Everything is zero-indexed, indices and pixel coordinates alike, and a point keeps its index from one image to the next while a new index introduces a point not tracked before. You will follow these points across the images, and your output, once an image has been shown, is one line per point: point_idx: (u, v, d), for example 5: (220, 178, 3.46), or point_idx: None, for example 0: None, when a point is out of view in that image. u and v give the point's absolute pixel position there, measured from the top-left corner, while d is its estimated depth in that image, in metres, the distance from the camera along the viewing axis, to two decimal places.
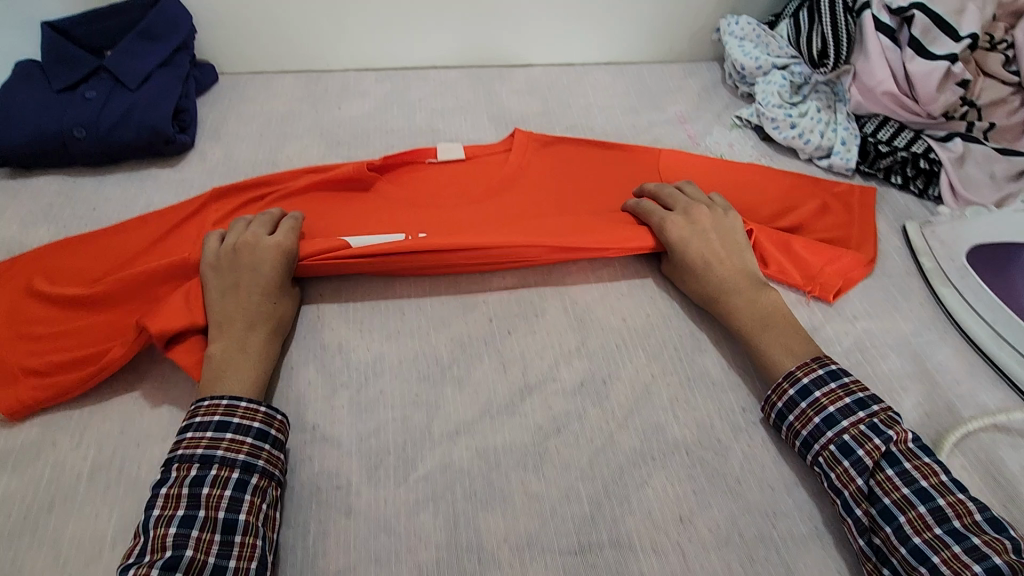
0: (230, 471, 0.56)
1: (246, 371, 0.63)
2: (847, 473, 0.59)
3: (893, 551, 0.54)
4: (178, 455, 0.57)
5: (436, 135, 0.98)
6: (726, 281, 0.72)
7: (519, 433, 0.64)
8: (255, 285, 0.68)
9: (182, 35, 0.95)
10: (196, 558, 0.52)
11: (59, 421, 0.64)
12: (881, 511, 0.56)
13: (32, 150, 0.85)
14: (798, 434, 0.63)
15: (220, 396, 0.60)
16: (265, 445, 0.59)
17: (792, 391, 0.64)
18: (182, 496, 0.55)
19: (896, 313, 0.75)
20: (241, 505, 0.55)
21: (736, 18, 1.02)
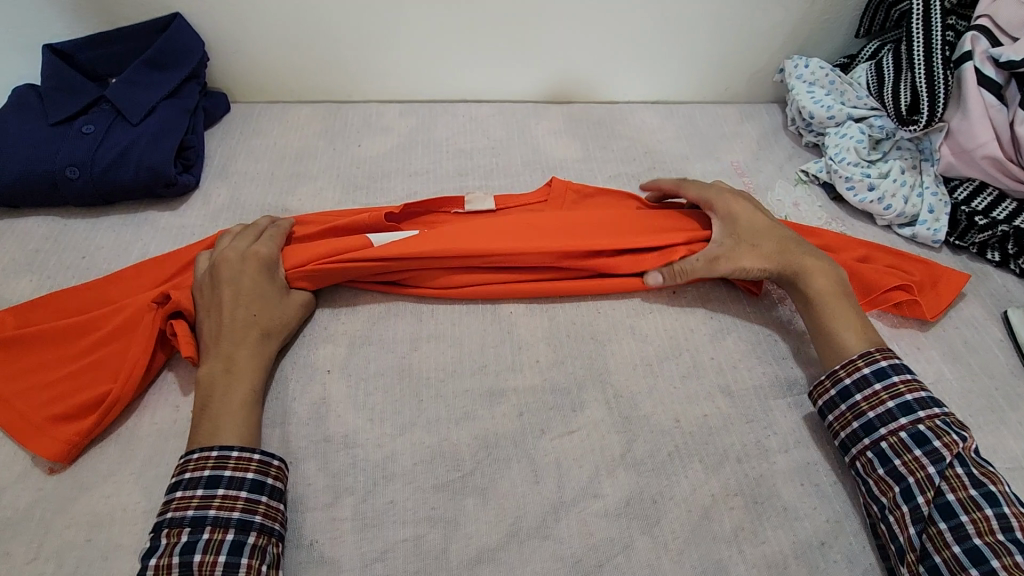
0: (224, 532, 0.51)
1: (243, 385, 0.59)
2: (916, 461, 0.55)
3: (943, 548, 0.52)
4: (167, 518, 0.51)
5: (463, 179, 0.88)
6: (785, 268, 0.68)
7: (554, 565, 0.54)
8: (244, 295, 0.64)
9: (193, 63, 0.87)
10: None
11: (16, 525, 0.55)
12: (942, 506, 0.53)
13: (22, 189, 0.78)
14: (862, 415, 0.59)
15: (211, 446, 0.55)
16: (262, 496, 0.54)
17: (867, 370, 0.60)
18: (172, 567, 0.49)
19: (1004, 428, 0.63)
20: (238, 572, 0.50)
21: (805, 60, 0.91)
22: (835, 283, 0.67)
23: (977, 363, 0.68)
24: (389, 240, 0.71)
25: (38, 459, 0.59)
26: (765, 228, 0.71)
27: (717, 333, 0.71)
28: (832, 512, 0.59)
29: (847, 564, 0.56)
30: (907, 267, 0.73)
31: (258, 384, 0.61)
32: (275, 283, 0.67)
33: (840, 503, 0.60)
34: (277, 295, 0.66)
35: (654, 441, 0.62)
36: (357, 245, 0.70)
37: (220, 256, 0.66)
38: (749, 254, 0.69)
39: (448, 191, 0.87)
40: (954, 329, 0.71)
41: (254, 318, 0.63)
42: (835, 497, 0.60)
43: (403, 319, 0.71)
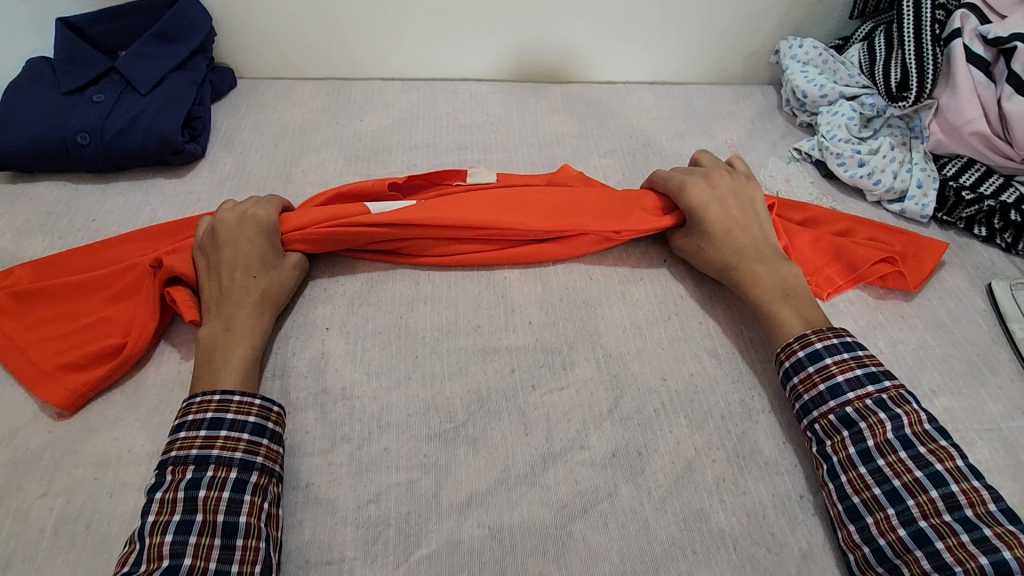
0: (227, 471, 0.53)
1: (241, 341, 0.62)
2: (841, 442, 0.56)
3: (888, 531, 0.52)
4: (171, 456, 0.53)
5: (462, 153, 0.91)
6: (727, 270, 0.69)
7: (540, 510, 0.56)
8: (242, 257, 0.66)
9: (201, 36, 0.89)
10: (196, 566, 0.48)
11: (28, 464, 0.58)
12: (885, 489, 0.53)
13: (36, 155, 0.81)
14: (799, 398, 0.60)
15: (212, 392, 0.57)
16: (263, 439, 0.56)
17: (801, 352, 0.60)
18: (177, 501, 0.51)
19: (983, 392, 0.65)
20: (241, 507, 0.52)
21: (799, 40, 0.93)
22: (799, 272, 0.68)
23: (959, 331, 0.70)
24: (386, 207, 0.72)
25: (43, 409, 0.61)
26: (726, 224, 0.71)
27: (706, 300, 0.73)
28: (812, 467, 0.60)
29: (826, 516, 0.58)
30: (885, 238, 0.75)
31: (257, 341, 0.63)
32: (273, 247, 0.69)
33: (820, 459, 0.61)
34: (274, 260, 0.68)
35: (640, 397, 0.64)
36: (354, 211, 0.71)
37: (218, 218, 0.68)
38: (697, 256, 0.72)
39: (447, 164, 0.89)
40: (938, 299, 0.72)
41: (254, 279, 0.65)
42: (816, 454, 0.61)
43: (401, 282, 0.73)
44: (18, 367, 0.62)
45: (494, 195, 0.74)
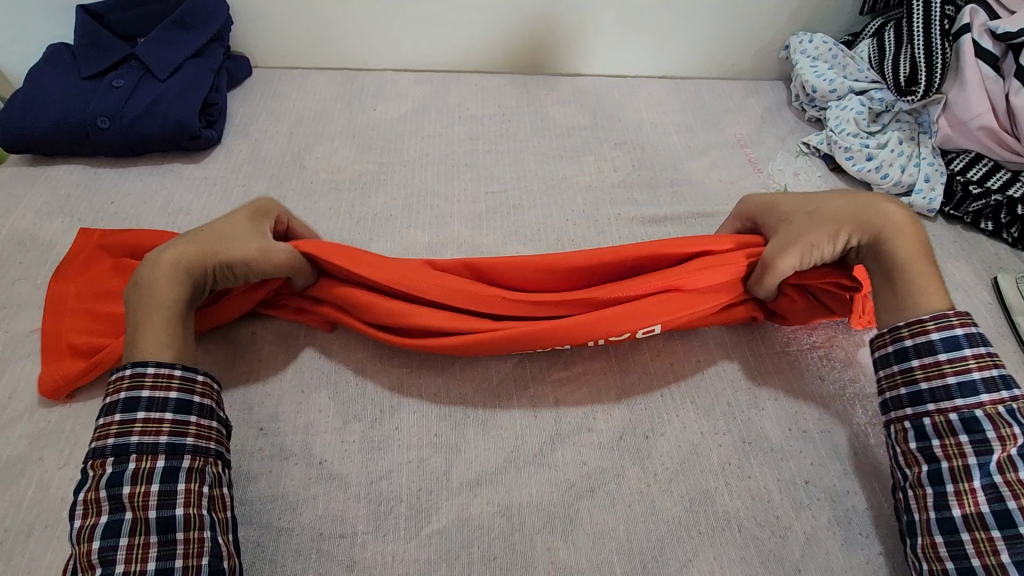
0: (153, 460, 0.51)
1: (160, 288, 0.57)
2: (957, 447, 0.52)
3: (988, 553, 0.49)
4: (91, 450, 0.51)
5: (474, 143, 0.91)
6: (862, 224, 0.60)
7: (548, 489, 0.57)
8: (213, 216, 0.63)
9: (218, 24, 0.90)
10: (134, 568, 0.48)
11: (48, 436, 0.59)
12: (996, 509, 0.49)
13: (56, 139, 0.82)
14: (914, 384, 0.55)
15: (122, 368, 0.54)
16: (190, 417, 0.54)
17: (936, 335, 0.54)
18: (101, 500, 0.49)
19: None
20: (175, 497, 0.51)
21: (809, 35, 0.93)
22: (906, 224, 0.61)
23: None
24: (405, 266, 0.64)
25: None
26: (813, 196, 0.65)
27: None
28: (818, 453, 0.61)
29: (831, 502, 0.58)
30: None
31: (173, 291, 0.57)
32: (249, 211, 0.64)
33: (825, 446, 0.61)
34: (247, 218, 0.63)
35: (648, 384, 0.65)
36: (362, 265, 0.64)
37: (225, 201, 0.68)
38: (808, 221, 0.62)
39: (459, 154, 0.90)
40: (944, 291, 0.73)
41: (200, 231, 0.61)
42: (823, 440, 0.62)
43: None
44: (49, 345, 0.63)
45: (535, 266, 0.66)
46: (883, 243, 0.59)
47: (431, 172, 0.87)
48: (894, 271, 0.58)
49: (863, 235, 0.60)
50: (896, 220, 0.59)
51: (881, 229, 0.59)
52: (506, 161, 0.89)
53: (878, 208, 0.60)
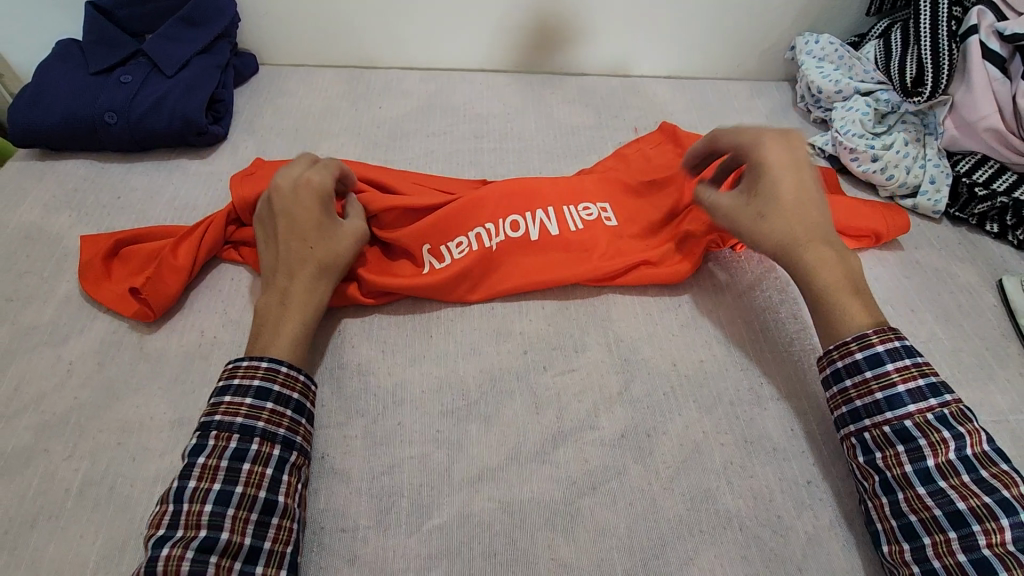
0: (272, 447, 0.53)
1: (298, 305, 0.61)
2: (895, 457, 0.52)
3: (946, 555, 0.48)
4: (215, 421, 0.53)
5: (479, 141, 0.92)
6: (790, 249, 0.61)
7: (549, 486, 0.57)
8: (296, 224, 0.63)
9: (226, 21, 0.91)
10: (233, 542, 0.48)
11: (54, 428, 0.59)
12: (948, 512, 0.49)
13: (64, 133, 0.83)
14: (849, 403, 0.56)
15: (260, 357, 0.56)
16: (302, 418, 0.57)
17: (859, 355, 0.55)
18: (220, 469, 0.51)
19: (991, 384, 0.65)
20: (280, 486, 0.52)
21: (816, 36, 0.94)
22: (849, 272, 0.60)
23: (969, 325, 0.70)
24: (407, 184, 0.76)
25: (65, 379, 0.63)
26: (789, 194, 0.62)
27: (709, 276, 0.74)
28: (819, 453, 0.61)
29: (833, 502, 0.58)
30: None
31: (314, 306, 0.62)
32: (331, 213, 0.66)
33: (826, 446, 0.61)
34: (331, 226, 0.65)
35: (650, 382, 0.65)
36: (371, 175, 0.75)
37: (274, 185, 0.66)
38: (751, 223, 0.63)
39: (463, 152, 0.90)
40: (948, 293, 0.73)
41: (309, 249, 0.63)
42: (824, 440, 0.61)
43: None
44: (110, 299, 0.68)
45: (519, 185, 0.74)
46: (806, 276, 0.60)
47: (435, 170, 0.88)
48: (814, 301, 0.60)
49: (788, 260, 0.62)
50: (826, 258, 0.60)
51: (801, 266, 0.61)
52: (510, 159, 0.89)
53: (812, 246, 0.60)
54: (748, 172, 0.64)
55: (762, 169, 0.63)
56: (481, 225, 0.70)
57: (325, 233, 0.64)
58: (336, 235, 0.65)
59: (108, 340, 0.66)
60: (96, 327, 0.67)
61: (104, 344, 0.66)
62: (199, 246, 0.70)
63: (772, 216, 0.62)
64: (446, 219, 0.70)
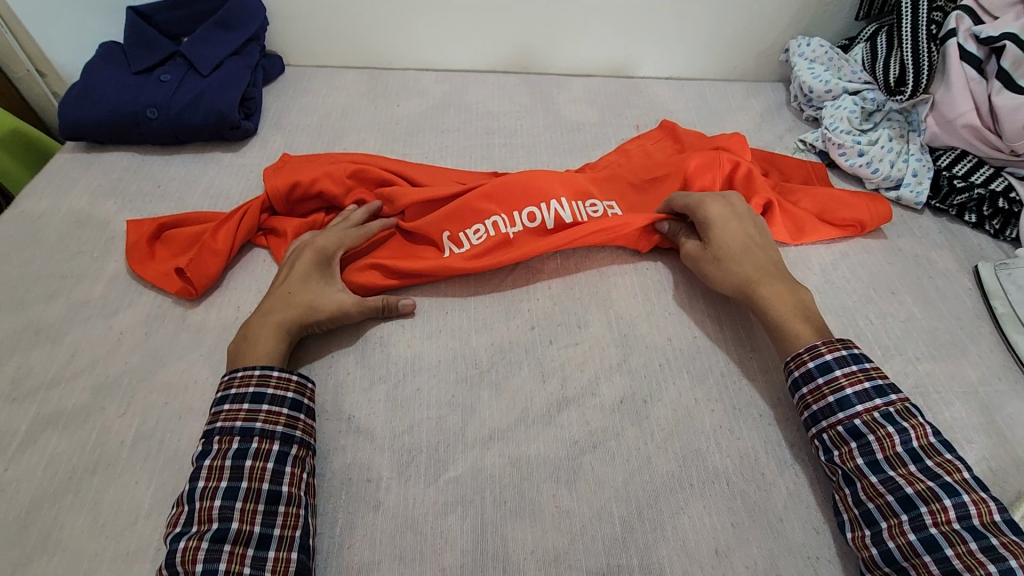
0: (271, 443, 0.57)
1: (269, 331, 0.65)
2: (849, 452, 0.57)
3: (899, 535, 0.52)
4: (218, 427, 0.58)
5: (490, 137, 0.98)
6: (745, 288, 0.68)
7: (554, 444, 0.63)
8: (293, 274, 0.70)
9: (255, 26, 0.98)
10: (243, 529, 0.53)
11: (108, 388, 0.66)
12: (898, 497, 0.54)
13: (110, 128, 0.90)
14: (807, 407, 0.61)
15: (253, 366, 0.62)
16: (300, 415, 0.61)
17: (811, 363, 0.61)
18: (224, 468, 0.55)
19: (964, 359, 0.70)
20: (283, 477, 0.56)
21: (807, 40, 1.00)
22: (796, 307, 0.66)
23: (945, 306, 0.75)
24: (432, 177, 0.82)
25: (117, 346, 0.70)
26: (734, 240, 0.71)
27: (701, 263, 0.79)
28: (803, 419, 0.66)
29: (814, 462, 0.63)
30: (790, 171, 0.89)
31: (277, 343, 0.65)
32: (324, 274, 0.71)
33: None
34: (324, 284, 0.70)
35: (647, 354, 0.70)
36: (397, 170, 0.82)
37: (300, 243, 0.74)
38: (710, 268, 0.71)
39: (475, 147, 0.97)
40: (927, 278, 0.78)
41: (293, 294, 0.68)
42: None
43: None
44: (155, 276, 0.74)
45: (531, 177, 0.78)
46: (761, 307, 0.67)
47: (450, 164, 0.94)
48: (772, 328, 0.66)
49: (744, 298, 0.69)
50: (777, 290, 0.68)
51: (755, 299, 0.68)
52: (520, 154, 0.96)
53: (759, 283, 0.68)
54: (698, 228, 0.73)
55: (709, 222, 0.72)
56: (495, 215, 0.76)
57: (315, 285, 0.69)
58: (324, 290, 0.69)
59: (153, 313, 0.73)
60: (143, 302, 0.74)
61: (151, 316, 0.73)
62: (237, 236, 0.76)
63: (726, 259, 0.70)
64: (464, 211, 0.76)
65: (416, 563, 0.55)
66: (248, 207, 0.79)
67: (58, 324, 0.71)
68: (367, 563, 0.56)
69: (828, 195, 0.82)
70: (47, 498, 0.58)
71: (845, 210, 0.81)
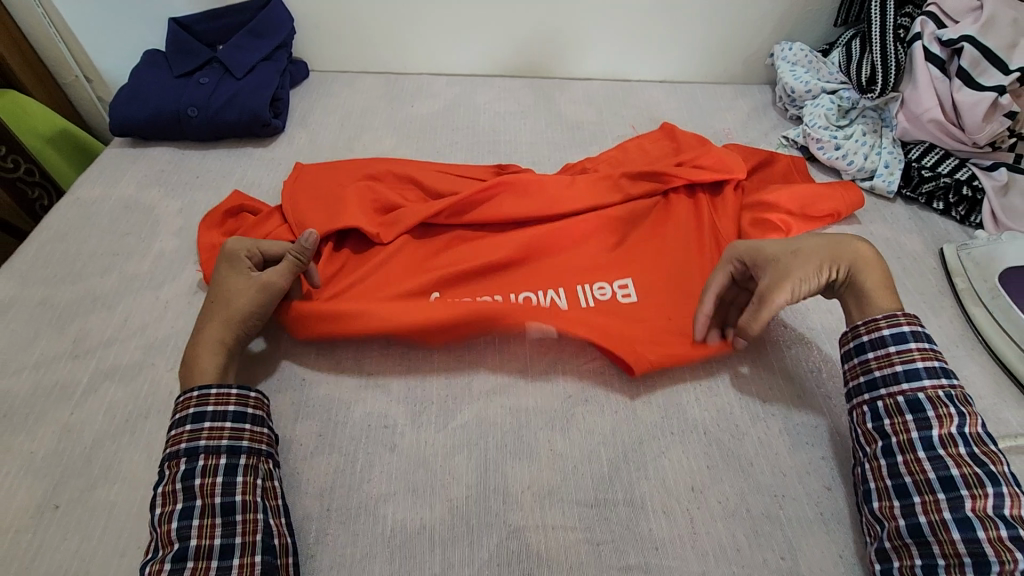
0: (217, 457, 0.59)
1: (209, 349, 0.67)
2: (903, 424, 0.60)
3: (932, 511, 0.56)
4: (167, 453, 0.60)
5: (497, 134, 1.07)
6: (837, 260, 0.68)
7: (550, 398, 0.70)
8: (219, 293, 0.71)
9: (284, 35, 1.08)
10: (202, 544, 0.55)
11: (157, 347, 0.75)
12: (941, 476, 0.57)
13: (154, 125, 1.00)
14: (870, 372, 0.64)
15: (190, 389, 0.63)
16: (245, 424, 0.62)
17: (886, 331, 0.64)
18: (177, 490, 0.57)
19: (925, 328, 0.77)
20: (234, 487, 0.58)
21: (790, 45, 1.08)
22: (880, 275, 0.68)
23: (911, 283, 0.83)
24: (452, 175, 0.92)
25: (165, 312, 0.79)
26: (793, 242, 0.70)
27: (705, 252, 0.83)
28: (776, 380, 0.73)
29: (783, 416, 0.70)
30: (773, 165, 0.96)
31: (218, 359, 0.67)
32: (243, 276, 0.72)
33: (781, 374, 0.73)
34: (239, 282, 0.71)
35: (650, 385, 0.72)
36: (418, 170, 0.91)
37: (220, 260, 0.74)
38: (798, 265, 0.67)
39: (483, 143, 1.05)
40: (896, 258, 0.86)
41: (222, 308, 0.69)
42: (779, 369, 0.74)
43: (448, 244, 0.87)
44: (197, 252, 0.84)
45: (537, 180, 0.88)
46: (857, 276, 0.68)
47: (460, 158, 1.03)
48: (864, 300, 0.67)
49: (840, 273, 0.68)
50: (865, 261, 0.69)
51: (854, 264, 0.68)
52: (524, 150, 1.04)
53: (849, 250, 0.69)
54: (752, 260, 0.70)
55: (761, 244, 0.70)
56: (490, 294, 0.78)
57: (231, 287, 0.71)
58: (243, 285, 0.71)
59: (195, 285, 0.82)
60: (185, 275, 0.83)
61: (194, 288, 0.82)
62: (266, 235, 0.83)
63: (804, 253, 0.68)
64: (488, 224, 0.86)
65: (426, 495, 0.63)
66: (275, 212, 0.87)
67: (112, 294, 0.81)
68: (386, 493, 0.63)
69: (806, 188, 0.88)
70: (107, 437, 0.67)
71: (821, 201, 0.88)
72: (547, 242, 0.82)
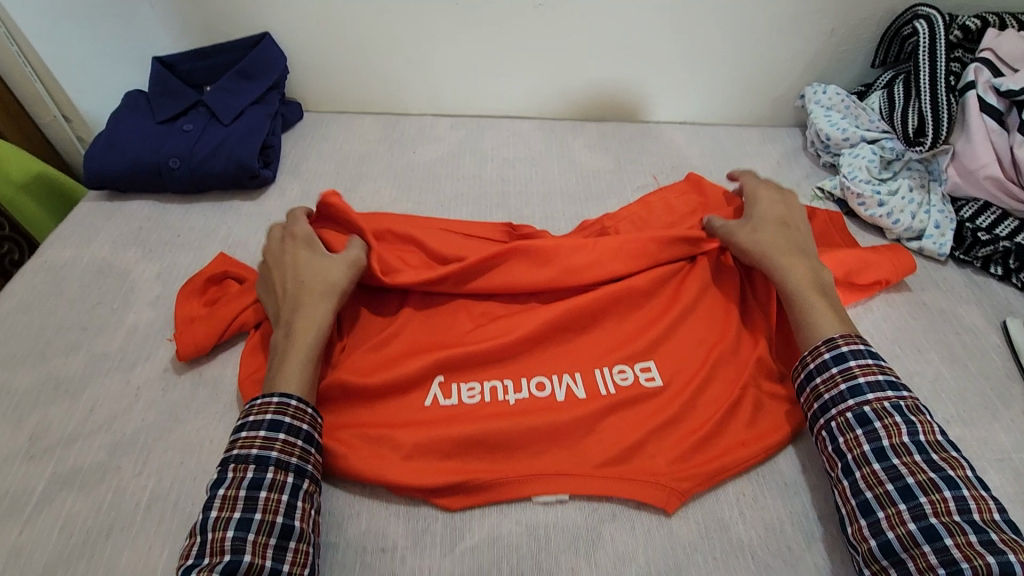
0: (286, 475, 0.56)
1: (300, 330, 0.65)
2: (855, 440, 0.58)
3: (898, 525, 0.53)
4: (234, 455, 0.57)
5: (506, 184, 0.98)
6: (772, 255, 0.73)
7: (574, 512, 0.61)
8: (297, 263, 0.72)
9: (276, 75, 0.99)
10: (255, 562, 0.52)
11: (124, 446, 0.66)
12: (899, 486, 0.54)
13: (132, 178, 0.92)
14: (819, 398, 0.62)
15: (272, 394, 0.60)
16: (311, 449, 0.60)
17: (826, 354, 0.63)
18: (238, 498, 0.54)
19: (996, 423, 0.68)
20: (296, 511, 0.55)
21: (823, 86, 0.99)
22: (812, 284, 0.69)
23: (974, 364, 0.74)
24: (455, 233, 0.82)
25: (136, 401, 0.70)
26: (768, 217, 0.77)
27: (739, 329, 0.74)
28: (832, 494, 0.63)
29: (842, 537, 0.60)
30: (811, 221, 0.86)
31: (313, 342, 0.65)
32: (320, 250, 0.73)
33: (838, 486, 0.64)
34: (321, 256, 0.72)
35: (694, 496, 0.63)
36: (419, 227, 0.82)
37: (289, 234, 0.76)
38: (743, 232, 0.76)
39: (490, 194, 0.97)
40: (953, 333, 0.77)
41: (307, 280, 0.70)
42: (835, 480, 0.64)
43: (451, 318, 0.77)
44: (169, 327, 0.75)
45: (549, 246, 0.77)
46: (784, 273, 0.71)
47: (465, 212, 0.94)
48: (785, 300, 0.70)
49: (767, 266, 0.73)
50: (800, 269, 0.71)
51: (774, 265, 0.72)
52: (535, 203, 0.95)
53: (790, 259, 0.72)
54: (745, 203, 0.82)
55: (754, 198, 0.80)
56: (499, 379, 0.70)
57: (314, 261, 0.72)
58: (326, 259, 0.72)
59: (171, 368, 0.73)
60: (160, 356, 0.74)
61: (169, 371, 0.73)
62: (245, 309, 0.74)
63: (759, 229, 0.76)
64: (497, 294, 0.77)
65: None
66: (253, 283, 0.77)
67: (77, 378, 0.72)
68: None
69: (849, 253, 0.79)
70: (62, 562, 0.58)
71: (864, 270, 0.78)
72: (565, 321, 0.73)
